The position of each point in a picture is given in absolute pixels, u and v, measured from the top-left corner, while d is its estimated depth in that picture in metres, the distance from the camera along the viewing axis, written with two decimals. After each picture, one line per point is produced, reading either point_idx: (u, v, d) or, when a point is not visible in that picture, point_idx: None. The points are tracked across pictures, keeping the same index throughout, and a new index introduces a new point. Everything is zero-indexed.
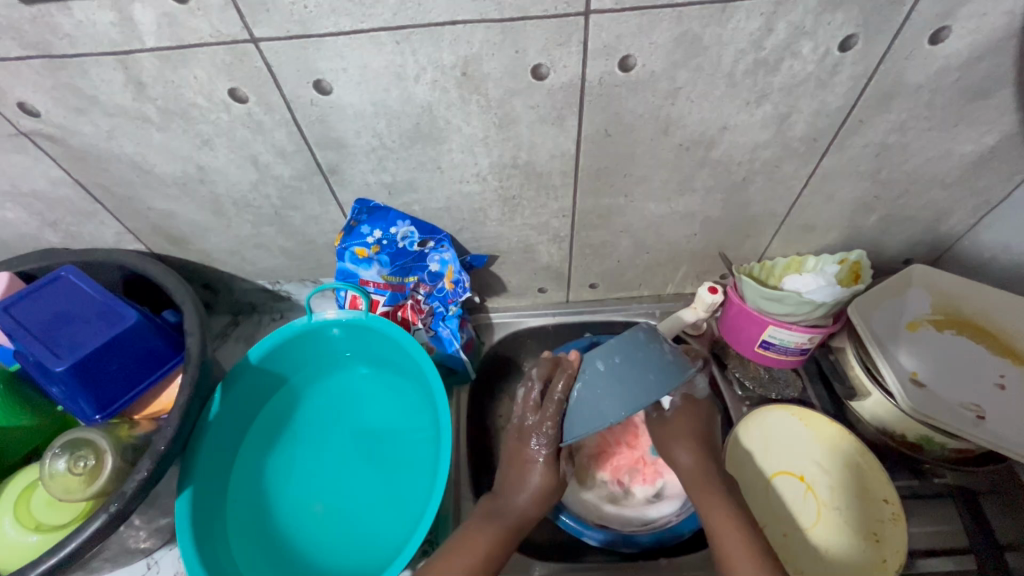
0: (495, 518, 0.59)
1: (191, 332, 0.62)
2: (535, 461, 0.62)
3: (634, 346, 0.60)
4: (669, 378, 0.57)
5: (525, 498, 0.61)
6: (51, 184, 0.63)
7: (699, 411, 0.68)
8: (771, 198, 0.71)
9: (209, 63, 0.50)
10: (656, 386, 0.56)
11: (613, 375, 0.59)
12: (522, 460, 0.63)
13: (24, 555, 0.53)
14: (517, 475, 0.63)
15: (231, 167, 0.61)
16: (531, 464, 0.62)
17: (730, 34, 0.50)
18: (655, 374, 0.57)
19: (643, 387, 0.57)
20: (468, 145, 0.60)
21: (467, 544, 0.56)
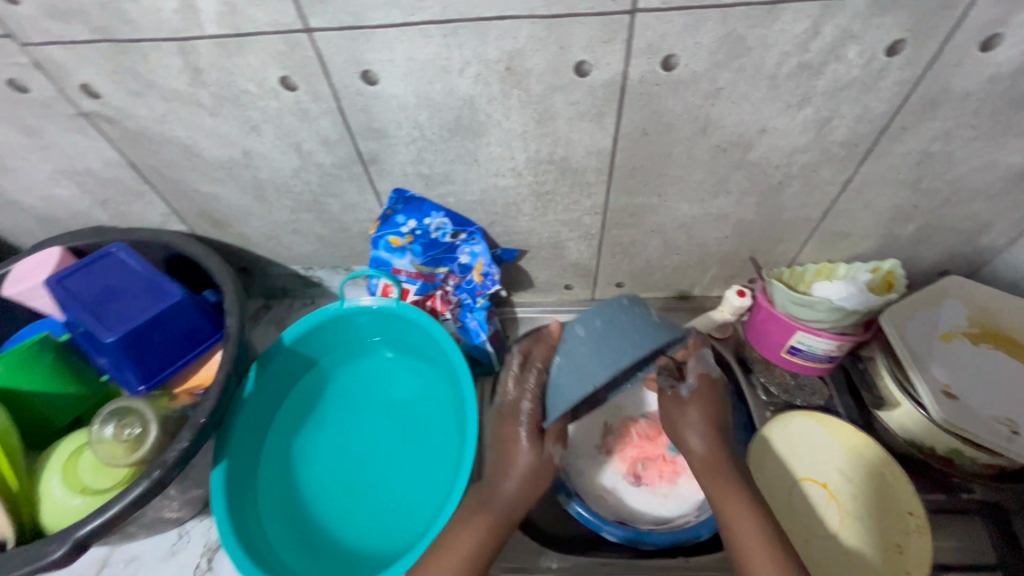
0: (483, 503, 0.58)
1: (231, 311, 0.65)
2: (518, 440, 0.61)
3: (617, 311, 0.61)
4: (651, 338, 0.58)
5: (514, 480, 0.59)
6: (105, 164, 0.65)
7: (709, 391, 0.65)
8: (806, 203, 0.70)
9: (263, 51, 0.51)
10: (639, 345, 0.57)
11: (595, 339, 0.60)
12: (506, 440, 0.62)
13: (71, 514, 0.55)
14: (503, 455, 0.61)
15: (276, 153, 0.63)
16: (516, 443, 0.61)
17: (776, 36, 0.50)
18: (638, 335, 0.59)
19: (624, 345, 0.58)
20: (507, 139, 0.61)
21: (461, 533, 0.56)
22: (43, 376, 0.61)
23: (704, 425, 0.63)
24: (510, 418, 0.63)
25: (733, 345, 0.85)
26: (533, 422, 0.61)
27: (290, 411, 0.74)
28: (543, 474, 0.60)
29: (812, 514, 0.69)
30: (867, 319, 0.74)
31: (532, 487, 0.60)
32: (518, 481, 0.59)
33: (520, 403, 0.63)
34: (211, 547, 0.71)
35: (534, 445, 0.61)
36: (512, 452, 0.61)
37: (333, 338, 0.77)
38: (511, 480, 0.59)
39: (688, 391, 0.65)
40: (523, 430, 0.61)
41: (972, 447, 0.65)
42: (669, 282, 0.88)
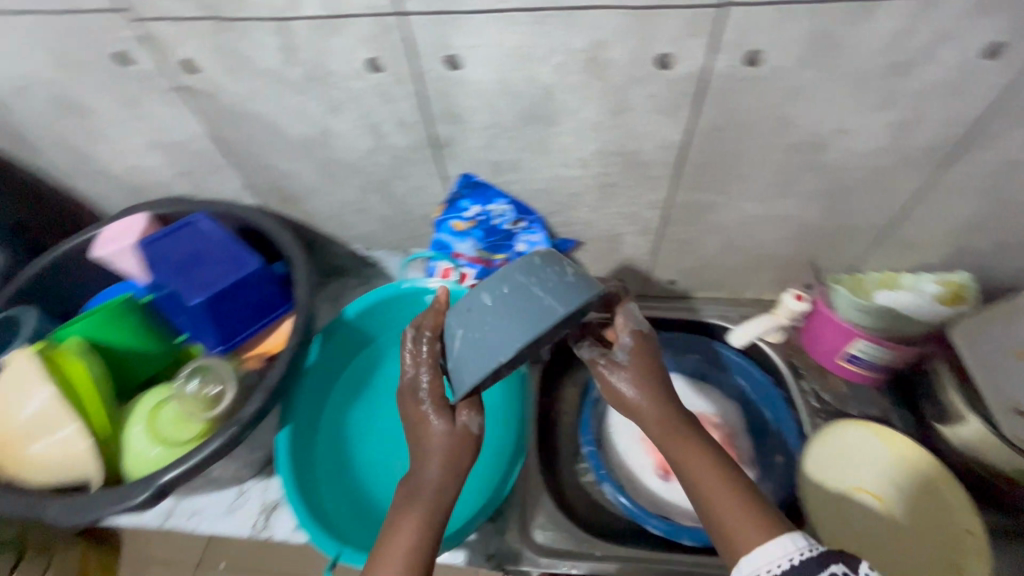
0: (404, 495, 0.52)
1: (301, 283, 0.67)
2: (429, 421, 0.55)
3: (528, 271, 0.56)
4: (565, 301, 0.53)
5: (434, 463, 0.52)
6: (193, 137, 0.69)
7: (639, 347, 0.59)
8: (877, 208, 0.69)
9: (356, 33, 0.53)
10: (547, 311, 0.53)
11: (501, 308, 0.55)
12: (414, 424, 0.55)
13: (146, 465, 0.59)
14: (415, 436, 0.55)
15: (354, 134, 0.65)
16: (424, 423, 0.55)
17: (868, 34, 0.50)
18: (547, 297, 0.54)
19: (540, 309, 0.53)
20: (579, 129, 0.61)
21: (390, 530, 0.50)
22: (128, 333, 0.65)
23: (639, 382, 0.56)
24: (411, 398, 0.56)
25: (785, 350, 0.84)
26: (435, 399, 0.55)
27: (346, 381, 0.77)
28: (460, 452, 0.53)
29: (863, 523, 0.68)
30: (932, 329, 0.73)
31: (453, 470, 0.52)
32: (436, 465, 0.52)
33: (418, 380, 0.57)
34: (267, 508, 0.74)
35: (442, 424, 0.54)
36: (420, 433, 0.55)
37: (393, 318, 0.79)
38: (429, 468, 0.52)
39: (624, 353, 0.58)
40: (428, 410, 0.55)
41: None
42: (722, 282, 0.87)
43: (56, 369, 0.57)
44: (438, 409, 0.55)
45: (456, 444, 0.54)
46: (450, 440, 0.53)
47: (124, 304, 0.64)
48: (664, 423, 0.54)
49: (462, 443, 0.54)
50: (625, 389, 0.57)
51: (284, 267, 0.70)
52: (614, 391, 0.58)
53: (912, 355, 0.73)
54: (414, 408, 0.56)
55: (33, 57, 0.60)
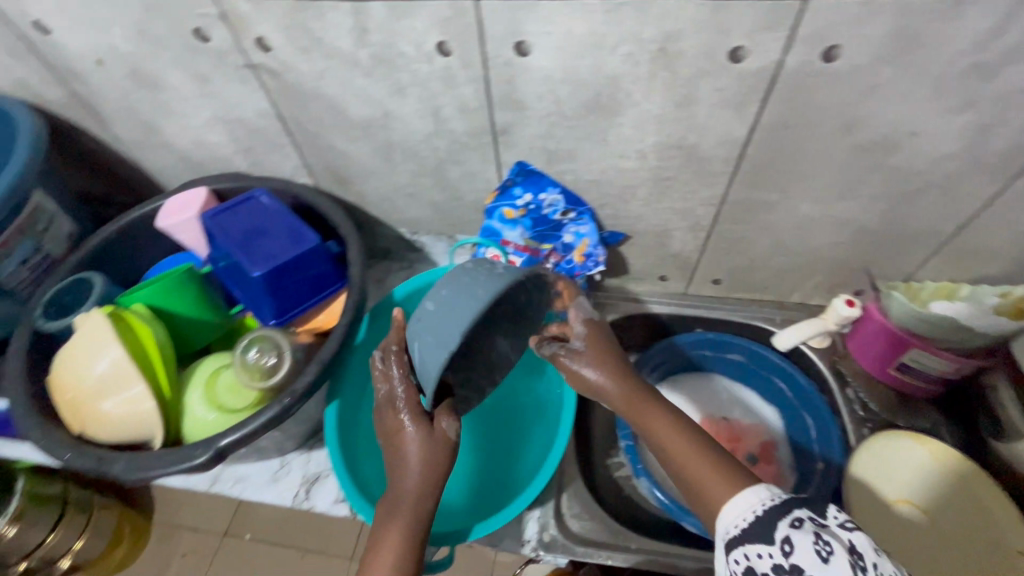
0: (389, 497, 0.55)
1: (355, 262, 0.69)
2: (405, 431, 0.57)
3: (459, 273, 0.57)
4: (495, 288, 0.55)
5: (414, 471, 0.55)
6: (257, 115, 0.71)
7: (592, 337, 0.61)
8: (941, 215, 0.67)
9: (429, 17, 0.54)
10: (484, 300, 0.54)
11: (443, 308, 0.55)
12: (392, 431, 0.58)
13: (208, 428, 0.61)
14: (394, 438, 0.57)
15: (414, 117, 0.66)
16: (401, 433, 0.57)
17: (954, 33, 0.48)
18: (484, 288, 0.55)
19: (472, 299, 0.54)
20: (640, 121, 0.61)
21: (381, 529, 0.53)
22: (188, 300, 0.67)
23: (600, 366, 0.59)
24: (388, 403, 0.59)
25: (831, 357, 0.82)
26: (410, 407, 0.57)
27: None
28: (438, 457, 0.55)
29: (908, 536, 0.68)
30: (993, 343, 0.70)
31: (432, 474, 0.55)
32: (414, 470, 0.55)
33: (394, 392, 0.59)
34: (309, 480, 0.75)
35: (419, 432, 0.56)
36: (399, 440, 0.57)
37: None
38: (408, 475, 0.55)
39: (579, 342, 0.61)
40: (404, 415, 0.57)
41: None
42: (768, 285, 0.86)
43: (124, 331, 0.60)
44: (415, 419, 0.57)
45: (431, 446, 0.56)
46: (430, 447, 0.56)
47: (186, 273, 0.67)
48: (638, 409, 0.56)
49: (441, 449, 0.56)
50: (590, 373, 0.59)
51: (338, 248, 0.72)
52: (580, 379, 0.60)
53: (967, 369, 0.72)
54: (391, 415, 0.58)
55: (116, 30, 0.62)
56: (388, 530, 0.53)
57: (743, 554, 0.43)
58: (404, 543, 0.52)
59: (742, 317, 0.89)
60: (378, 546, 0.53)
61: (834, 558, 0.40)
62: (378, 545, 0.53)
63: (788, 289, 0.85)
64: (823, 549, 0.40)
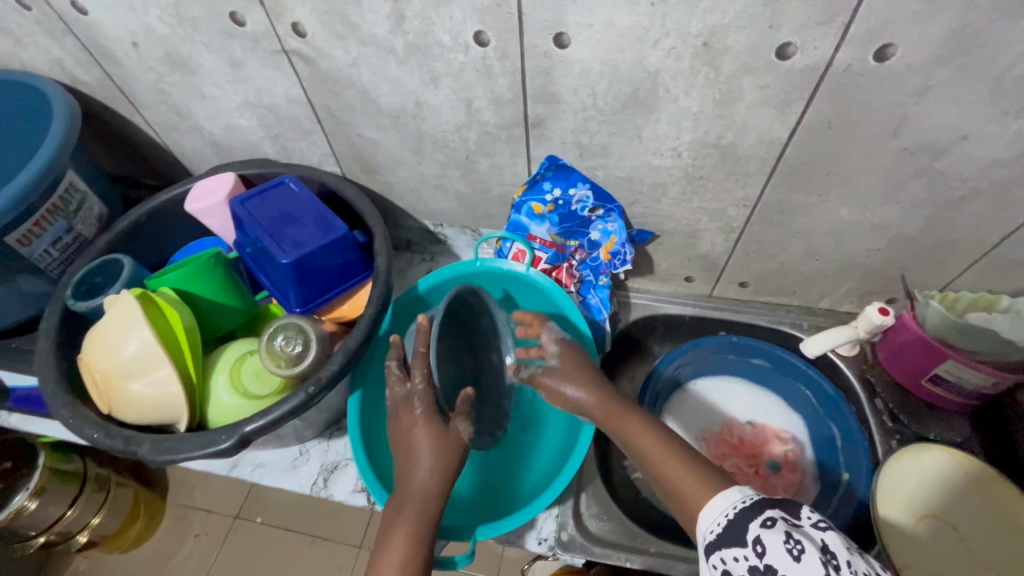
0: (399, 496, 0.56)
1: (381, 253, 0.68)
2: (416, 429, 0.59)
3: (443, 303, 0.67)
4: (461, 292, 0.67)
5: (425, 465, 0.57)
6: (288, 101, 0.71)
7: (567, 352, 0.67)
8: (985, 224, 0.64)
9: (468, 5, 0.53)
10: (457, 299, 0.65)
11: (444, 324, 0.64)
12: (404, 431, 0.60)
13: (235, 413, 0.61)
14: (403, 441, 0.60)
15: (446, 107, 0.65)
16: (413, 430, 0.60)
17: (1017, 34, 0.46)
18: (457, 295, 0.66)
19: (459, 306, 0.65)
20: (677, 118, 0.60)
21: (392, 524, 0.54)
22: (215, 285, 0.67)
23: (576, 379, 0.64)
24: (398, 407, 0.62)
25: (860, 365, 0.80)
26: (425, 405, 0.60)
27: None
28: (450, 455, 0.58)
29: (933, 552, 0.65)
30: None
31: (444, 466, 0.57)
32: (424, 465, 0.57)
33: (410, 393, 0.62)
34: (327, 469, 0.76)
35: (434, 429, 0.59)
36: (411, 439, 0.59)
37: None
38: (419, 471, 0.57)
39: (554, 359, 0.67)
40: (419, 412, 0.60)
41: None
42: (798, 290, 0.84)
43: (152, 314, 0.60)
44: (424, 419, 0.60)
45: (444, 439, 0.59)
46: (440, 442, 0.58)
47: (213, 258, 0.67)
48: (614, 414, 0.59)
49: (450, 447, 0.59)
50: (568, 388, 0.63)
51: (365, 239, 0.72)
52: (560, 394, 0.64)
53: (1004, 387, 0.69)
54: (401, 417, 0.61)
55: (152, 12, 0.62)
56: (399, 526, 0.54)
57: (720, 559, 0.42)
58: (413, 541, 0.52)
59: (768, 321, 0.87)
60: (389, 540, 0.53)
61: (805, 555, 0.39)
62: (387, 540, 0.53)
63: (819, 294, 0.83)
64: (794, 546, 0.39)
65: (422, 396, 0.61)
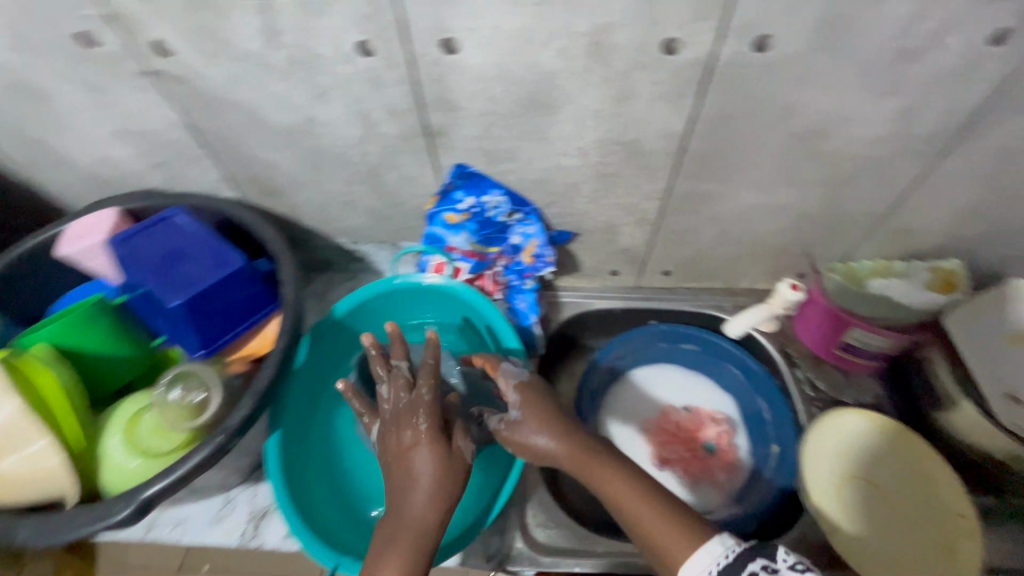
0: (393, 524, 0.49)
1: (288, 282, 0.64)
2: (413, 454, 0.52)
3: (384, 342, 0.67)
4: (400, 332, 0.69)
5: (420, 496, 0.50)
6: (165, 126, 0.64)
7: (530, 397, 0.58)
8: (873, 197, 0.68)
9: (346, 14, 0.50)
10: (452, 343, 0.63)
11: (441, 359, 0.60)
12: (403, 449, 0.53)
13: (130, 479, 0.55)
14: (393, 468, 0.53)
15: (341, 122, 0.62)
16: (412, 450, 0.52)
17: (879, 20, 0.48)
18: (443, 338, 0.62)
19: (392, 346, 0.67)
20: (578, 118, 0.59)
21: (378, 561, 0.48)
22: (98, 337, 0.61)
23: (545, 425, 0.55)
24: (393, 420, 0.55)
25: (779, 340, 0.84)
26: (431, 419, 0.54)
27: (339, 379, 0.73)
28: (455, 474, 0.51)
29: (860, 509, 0.68)
30: (925, 317, 0.73)
31: (445, 494, 0.50)
32: (423, 492, 0.50)
33: (414, 417, 0.54)
34: (257, 516, 0.70)
35: (437, 452, 0.52)
36: (409, 461, 0.52)
37: (391, 317, 0.76)
38: (416, 495, 0.50)
39: (516, 409, 0.57)
40: (423, 427, 0.53)
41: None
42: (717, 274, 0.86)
43: (21, 379, 0.53)
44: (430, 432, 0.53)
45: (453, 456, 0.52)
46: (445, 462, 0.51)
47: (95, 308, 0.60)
48: (585, 459, 0.53)
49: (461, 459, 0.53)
50: (538, 440, 0.55)
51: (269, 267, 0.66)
52: (529, 447, 0.56)
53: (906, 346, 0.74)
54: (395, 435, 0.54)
55: None
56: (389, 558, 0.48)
57: None
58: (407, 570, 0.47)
59: (693, 306, 0.89)
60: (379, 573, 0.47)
61: None
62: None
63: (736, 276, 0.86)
64: None
65: (429, 408, 0.55)
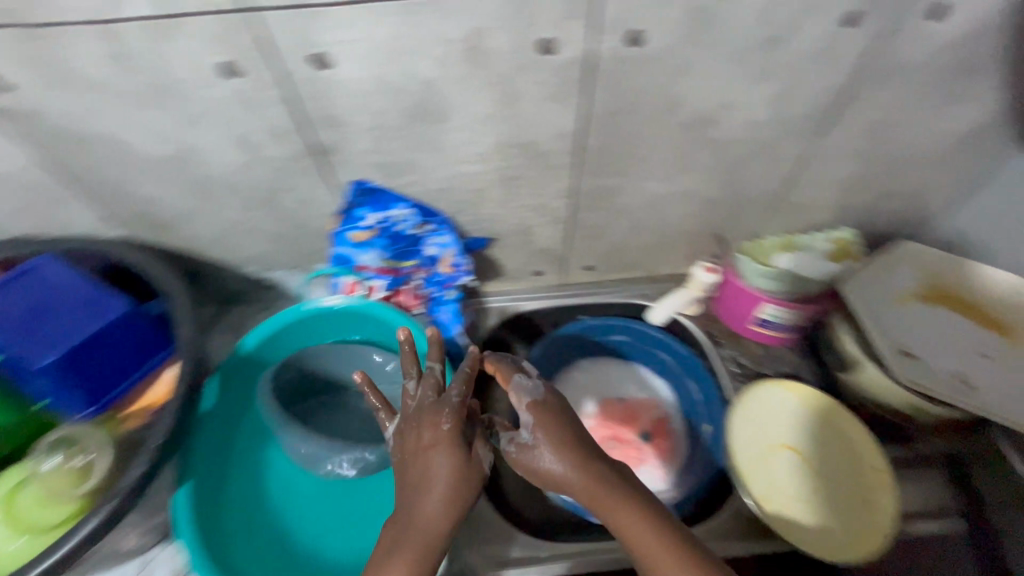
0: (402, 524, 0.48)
1: (183, 323, 0.60)
2: (434, 455, 0.48)
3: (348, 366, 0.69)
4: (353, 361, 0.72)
5: (433, 499, 0.47)
6: (22, 167, 0.58)
7: (546, 418, 0.52)
8: (768, 177, 0.71)
9: (202, 35, 0.47)
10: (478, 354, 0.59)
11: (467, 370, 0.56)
12: (420, 447, 0.49)
13: (17, 558, 0.52)
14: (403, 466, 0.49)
15: (221, 147, 0.58)
16: (430, 450, 0.49)
17: (739, 9, 0.50)
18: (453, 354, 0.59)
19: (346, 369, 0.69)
20: (470, 124, 0.58)
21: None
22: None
23: (561, 452, 0.50)
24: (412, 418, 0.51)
25: (703, 321, 0.86)
26: (456, 421, 0.50)
27: (253, 419, 0.70)
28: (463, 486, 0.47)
29: (784, 479, 0.71)
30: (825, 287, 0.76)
31: (458, 500, 0.47)
32: (438, 495, 0.46)
33: (441, 419, 0.50)
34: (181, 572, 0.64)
35: (458, 455, 0.48)
36: (426, 461, 0.48)
37: (306, 346, 0.73)
38: (429, 497, 0.47)
39: (528, 431, 0.51)
40: (446, 427, 0.50)
41: (931, 402, 0.69)
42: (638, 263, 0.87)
43: None
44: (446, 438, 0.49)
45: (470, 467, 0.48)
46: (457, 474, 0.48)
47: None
48: (593, 486, 0.49)
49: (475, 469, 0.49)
50: (549, 461, 0.50)
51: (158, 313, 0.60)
52: (540, 472, 0.51)
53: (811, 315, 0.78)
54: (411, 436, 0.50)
55: None
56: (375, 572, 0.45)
57: None
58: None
59: (620, 297, 0.90)
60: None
61: None
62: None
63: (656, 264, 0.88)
64: None
65: (455, 410, 0.51)
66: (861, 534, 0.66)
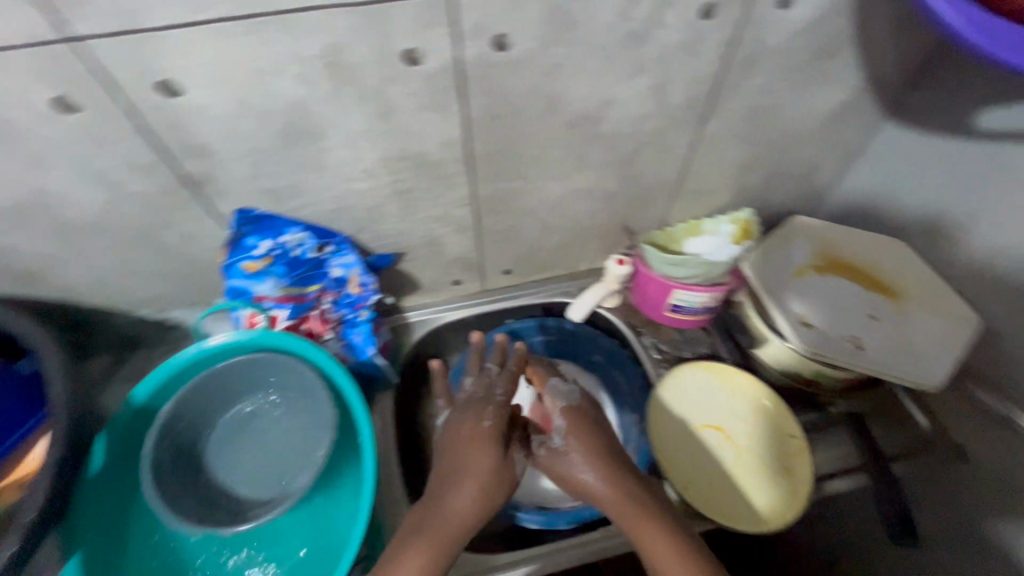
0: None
1: (58, 380, 0.56)
2: (480, 446, 0.54)
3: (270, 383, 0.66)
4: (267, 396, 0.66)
5: (468, 493, 0.52)
6: None
7: (578, 426, 0.59)
8: (662, 168, 0.73)
9: (26, 69, 0.43)
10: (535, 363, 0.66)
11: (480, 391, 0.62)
12: (464, 439, 0.55)
13: None
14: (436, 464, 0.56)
15: (79, 188, 0.54)
16: (473, 444, 0.54)
17: (601, 8, 0.51)
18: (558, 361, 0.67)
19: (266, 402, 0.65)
20: (350, 141, 0.56)
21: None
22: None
23: (591, 461, 0.56)
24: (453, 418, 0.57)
25: (624, 312, 0.88)
26: (497, 418, 0.56)
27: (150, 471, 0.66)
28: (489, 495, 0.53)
29: (711, 457, 0.73)
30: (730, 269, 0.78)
31: (491, 493, 0.53)
32: (473, 488, 0.52)
33: (483, 417, 0.56)
34: None
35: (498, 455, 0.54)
36: (467, 455, 0.54)
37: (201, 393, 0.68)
38: (463, 489, 0.52)
39: (560, 437, 0.58)
40: (488, 423, 0.55)
41: (829, 368, 0.70)
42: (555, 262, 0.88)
43: None
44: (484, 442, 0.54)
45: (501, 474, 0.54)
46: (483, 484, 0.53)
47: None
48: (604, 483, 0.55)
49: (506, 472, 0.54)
50: (580, 469, 0.56)
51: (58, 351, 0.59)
52: (571, 478, 0.56)
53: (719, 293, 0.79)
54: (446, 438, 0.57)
55: None
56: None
57: None
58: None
59: (543, 297, 0.90)
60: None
61: None
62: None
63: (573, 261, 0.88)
64: None
65: (498, 410, 0.57)
66: (784, 502, 0.68)
